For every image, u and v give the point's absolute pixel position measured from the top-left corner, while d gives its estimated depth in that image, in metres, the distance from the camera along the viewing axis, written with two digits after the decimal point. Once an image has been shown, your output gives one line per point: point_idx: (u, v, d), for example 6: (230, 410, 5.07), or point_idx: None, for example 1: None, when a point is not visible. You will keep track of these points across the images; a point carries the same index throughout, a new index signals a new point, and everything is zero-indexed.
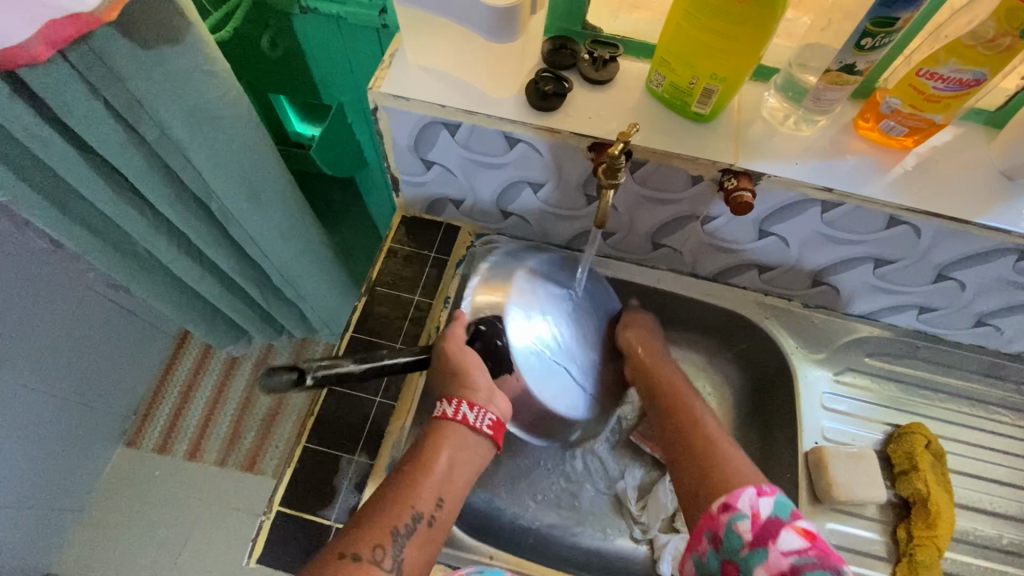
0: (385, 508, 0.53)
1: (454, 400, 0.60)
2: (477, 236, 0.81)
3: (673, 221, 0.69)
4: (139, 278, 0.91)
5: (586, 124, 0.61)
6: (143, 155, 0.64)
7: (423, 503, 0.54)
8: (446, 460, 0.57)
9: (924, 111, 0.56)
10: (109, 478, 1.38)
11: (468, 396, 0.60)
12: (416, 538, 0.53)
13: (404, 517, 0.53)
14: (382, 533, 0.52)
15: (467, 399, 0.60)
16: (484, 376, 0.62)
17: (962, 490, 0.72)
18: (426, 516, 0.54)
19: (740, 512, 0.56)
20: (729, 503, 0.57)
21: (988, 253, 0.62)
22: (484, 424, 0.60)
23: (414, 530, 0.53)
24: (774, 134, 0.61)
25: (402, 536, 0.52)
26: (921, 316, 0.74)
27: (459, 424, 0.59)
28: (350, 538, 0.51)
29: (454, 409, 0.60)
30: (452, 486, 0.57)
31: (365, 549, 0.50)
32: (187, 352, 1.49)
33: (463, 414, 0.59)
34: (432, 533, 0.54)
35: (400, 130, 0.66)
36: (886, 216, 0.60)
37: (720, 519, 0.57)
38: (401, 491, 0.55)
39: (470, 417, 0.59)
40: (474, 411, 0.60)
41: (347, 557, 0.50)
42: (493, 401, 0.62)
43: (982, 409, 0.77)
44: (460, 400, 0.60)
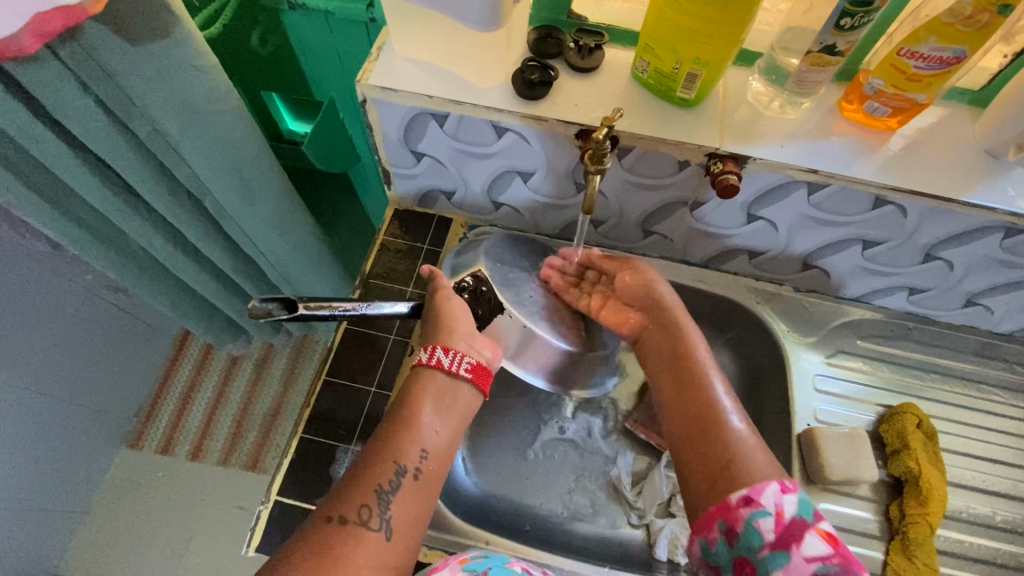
0: (370, 469, 0.53)
1: (430, 347, 0.60)
2: (469, 228, 0.81)
3: (662, 207, 0.70)
4: (136, 277, 0.92)
5: (573, 111, 0.61)
6: (136, 152, 0.64)
7: (407, 455, 0.54)
8: (429, 412, 0.57)
9: (906, 90, 0.57)
10: (112, 480, 1.38)
11: (444, 342, 0.60)
12: (404, 491, 0.52)
13: (388, 471, 0.53)
14: (367, 492, 0.51)
15: (442, 345, 0.60)
16: (462, 318, 0.63)
17: (955, 468, 0.73)
18: (412, 469, 0.54)
19: (762, 508, 0.50)
20: (751, 497, 0.51)
21: (974, 231, 0.62)
22: (462, 368, 0.60)
23: (400, 484, 0.53)
24: (760, 118, 0.62)
25: (387, 493, 0.52)
26: (911, 297, 0.75)
27: (436, 369, 0.59)
28: (335, 500, 0.51)
29: (429, 355, 0.60)
30: (436, 440, 0.57)
31: (349, 510, 0.50)
32: (187, 353, 1.50)
33: (439, 359, 0.59)
34: (419, 486, 0.54)
35: (390, 122, 0.66)
36: (872, 197, 0.61)
37: (739, 513, 0.51)
38: (384, 447, 0.54)
39: (445, 362, 0.59)
40: (449, 355, 0.60)
41: (333, 520, 0.49)
42: (474, 345, 0.62)
43: (974, 388, 0.77)
44: (436, 346, 0.60)
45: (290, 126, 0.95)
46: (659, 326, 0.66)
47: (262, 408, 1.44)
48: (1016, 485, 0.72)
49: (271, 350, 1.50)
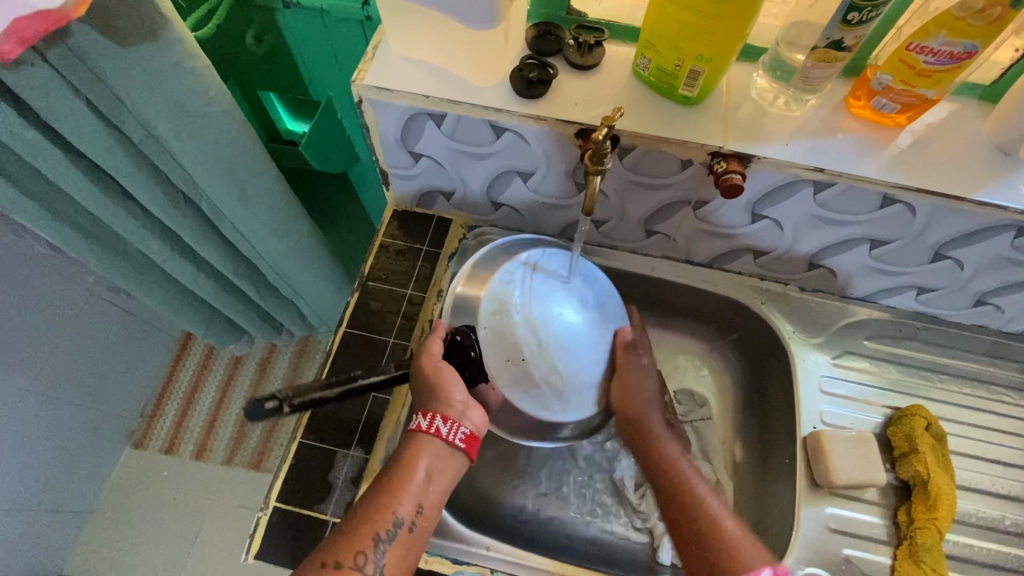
0: (363, 519, 0.54)
1: (430, 413, 0.60)
2: (469, 228, 0.80)
3: (664, 207, 0.69)
4: (136, 279, 0.91)
5: (572, 110, 0.60)
6: (129, 155, 0.64)
7: (403, 511, 0.55)
8: (423, 470, 0.58)
9: (915, 86, 0.55)
10: (117, 480, 1.39)
11: (444, 409, 0.60)
12: (398, 542, 0.54)
13: (383, 524, 0.54)
14: (363, 540, 0.53)
15: (441, 413, 0.59)
16: (460, 391, 0.61)
17: (964, 471, 0.71)
18: (406, 524, 0.55)
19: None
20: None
21: (985, 230, 0.61)
22: (457, 438, 0.60)
23: (395, 535, 0.55)
24: (764, 115, 0.60)
25: (383, 542, 0.54)
26: (919, 297, 0.73)
27: (435, 437, 0.59)
28: (331, 545, 0.53)
29: (427, 423, 0.59)
30: (431, 493, 0.57)
31: (346, 557, 0.52)
32: (190, 353, 1.50)
33: (438, 428, 0.59)
34: (413, 538, 0.55)
35: (386, 122, 0.65)
36: (880, 195, 0.59)
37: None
38: (379, 501, 0.56)
39: (443, 431, 0.59)
40: (447, 426, 0.59)
41: (329, 565, 0.52)
42: (469, 414, 0.61)
43: (984, 389, 0.76)
44: (435, 414, 0.59)
45: (289, 126, 0.94)
46: (630, 395, 0.70)
47: None
48: None
49: (273, 350, 1.49)
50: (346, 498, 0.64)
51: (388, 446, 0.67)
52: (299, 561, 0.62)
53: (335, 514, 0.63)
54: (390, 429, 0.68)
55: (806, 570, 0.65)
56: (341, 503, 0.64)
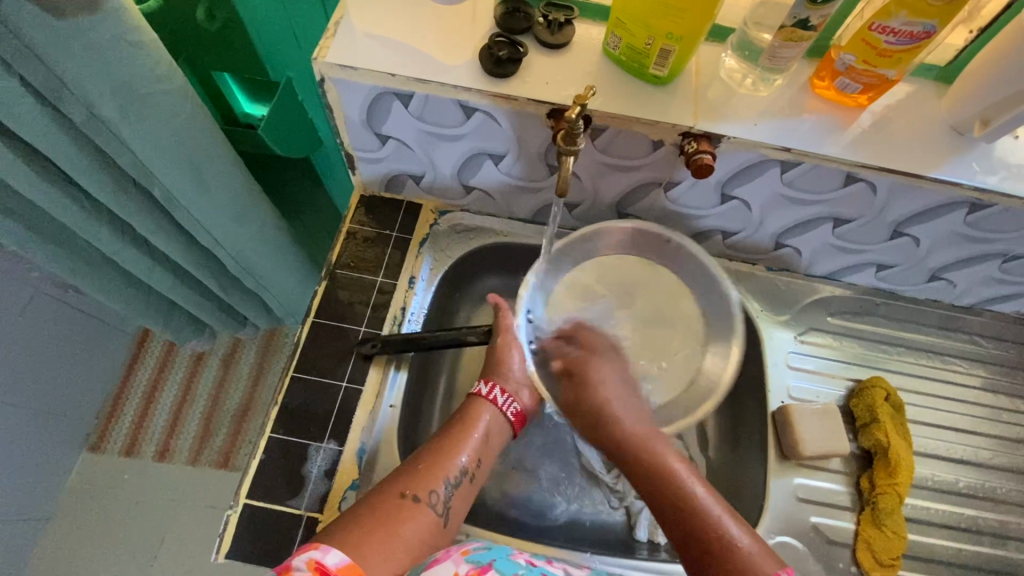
0: (435, 460, 0.59)
1: (490, 382, 0.67)
2: (440, 213, 0.79)
3: (636, 188, 0.69)
4: (84, 271, 0.86)
5: (544, 90, 0.59)
6: (70, 136, 0.59)
7: (467, 461, 0.61)
8: (484, 430, 0.64)
9: (877, 66, 0.56)
10: (74, 485, 1.32)
11: (502, 382, 0.67)
12: (462, 488, 0.60)
13: (452, 470, 0.59)
14: (437, 478, 0.58)
15: (501, 385, 0.67)
16: (519, 367, 0.69)
17: (921, 438, 0.75)
18: (469, 474, 0.61)
19: None
20: None
21: (940, 208, 0.63)
22: (509, 410, 0.67)
23: (460, 482, 0.60)
24: (732, 95, 0.61)
25: (451, 484, 0.59)
26: (878, 274, 0.76)
27: (491, 404, 0.66)
28: (407, 479, 0.57)
29: (488, 389, 0.66)
30: (487, 450, 0.64)
31: (422, 491, 0.56)
32: (148, 350, 1.43)
33: (495, 397, 0.66)
34: (471, 489, 0.61)
35: (350, 103, 0.63)
36: (843, 174, 0.61)
37: None
38: (444, 450, 0.60)
39: (500, 400, 0.66)
40: (504, 397, 0.66)
41: (407, 497, 0.55)
42: (522, 387, 0.69)
43: (939, 360, 0.79)
44: (495, 384, 0.67)
45: (247, 109, 0.87)
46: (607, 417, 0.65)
47: (231, 406, 1.39)
48: (976, 452, 0.75)
49: (238, 345, 1.44)
50: (320, 491, 0.62)
51: (362, 437, 0.66)
52: (272, 558, 0.60)
53: (309, 508, 0.62)
54: (364, 420, 0.66)
55: (777, 538, 0.67)
56: (315, 498, 0.62)
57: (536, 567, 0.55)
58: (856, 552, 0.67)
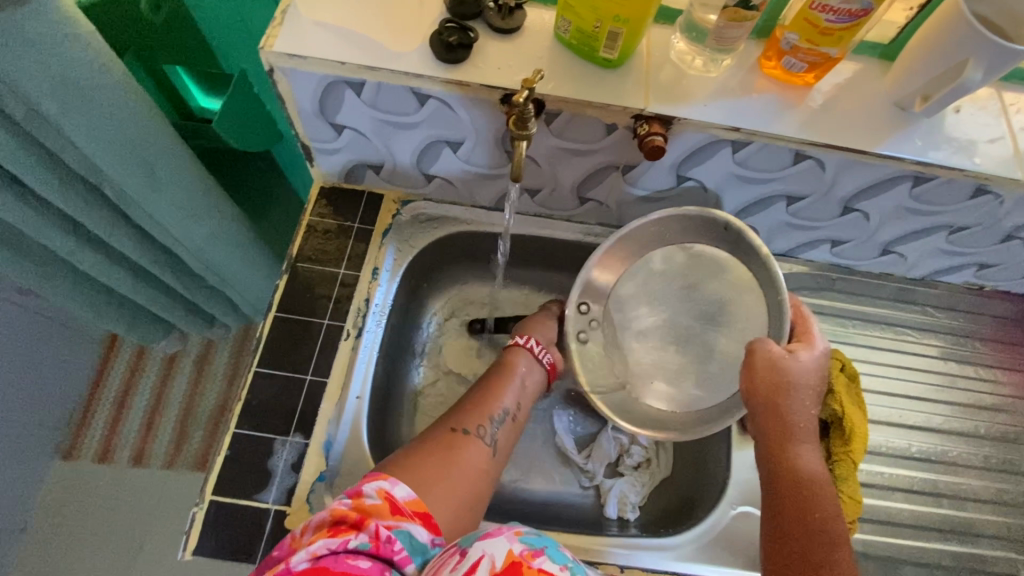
0: (481, 401, 0.66)
1: (524, 334, 0.73)
2: (403, 203, 0.78)
3: (594, 172, 0.69)
4: (39, 275, 0.84)
5: (496, 75, 0.59)
6: (11, 135, 0.58)
7: (508, 403, 0.67)
8: (523, 372, 0.70)
9: (819, 44, 0.57)
10: (45, 495, 1.29)
11: (537, 335, 0.73)
12: (506, 424, 0.65)
13: (496, 409, 0.65)
14: (483, 415, 0.64)
15: (536, 337, 0.73)
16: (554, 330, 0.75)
17: (877, 407, 0.78)
18: (511, 413, 0.67)
19: None
20: None
21: (886, 182, 0.65)
22: (544, 359, 0.72)
23: (504, 420, 0.65)
24: (683, 76, 0.62)
25: (496, 420, 0.65)
26: (833, 250, 0.79)
27: (527, 352, 0.71)
28: (456, 419, 0.63)
29: (523, 339, 0.72)
30: (525, 393, 0.69)
31: (471, 427, 0.63)
32: (118, 354, 1.41)
33: (531, 346, 0.72)
34: (515, 426, 0.67)
35: (303, 93, 0.62)
36: (793, 151, 0.62)
37: None
38: (488, 393, 0.67)
39: (535, 348, 0.72)
40: (539, 345, 0.72)
41: (458, 433, 0.62)
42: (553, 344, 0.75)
43: (894, 331, 0.82)
44: (533, 337, 0.73)
45: (203, 103, 0.84)
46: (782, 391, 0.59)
47: (206, 407, 1.37)
48: (930, 418, 0.78)
49: (210, 346, 1.41)
50: (287, 484, 0.62)
51: (329, 429, 0.66)
52: (241, 552, 0.60)
53: (277, 501, 0.62)
54: (330, 412, 0.66)
55: (739, 508, 0.69)
56: (282, 491, 0.62)
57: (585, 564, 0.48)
58: None
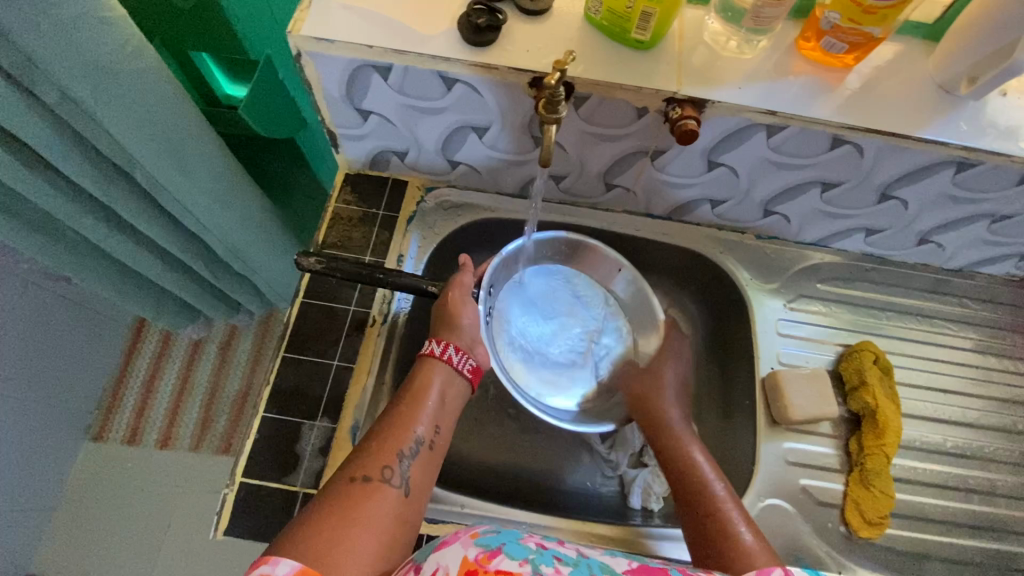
0: (386, 436, 0.56)
1: (443, 341, 0.64)
2: (426, 190, 0.78)
3: (622, 158, 0.68)
4: (71, 259, 0.85)
5: (525, 58, 0.58)
6: (46, 121, 0.58)
7: (422, 430, 0.57)
8: (437, 393, 0.60)
9: (862, 24, 0.55)
10: (78, 474, 1.33)
11: (456, 340, 0.64)
12: (420, 458, 0.56)
13: (407, 441, 0.56)
14: (389, 453, 0.54)
15: (454, 344, 0.64)
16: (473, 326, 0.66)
17: (910, 401, 0.76)
18: (425, 443, 0.57)
19: None
20: None
21: (927, 169, 0.63)
22: (466, 367, 0.64)
23: (417, 452, 0.56)
24: (716, 58, 0.60)
25: (407, 456, 0.55)
26: (867, 239, 0.76)
27: (446, 363, 0.62)
28: (357, 463, 0.53)
29: (441, 349, 0.63)
30: (445, 414, 0.60)
31: (373, 470, 0.52)
32: (146, 339, 1.44)
33: (449, 356, 0.63)
34: (433, 457, 0.57)
35: (330, 77, 0.61)
36: (830, 136, 0.60)
37: None
38: (398, 424, 0.57)
39: (455, 358, 0.63)
40: (459, 354, 0.64)
41: (359, 480, 0.52)
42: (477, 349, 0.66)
43: (929, 323, 0.80)
44: (448, 343, 0.64)
45: (227, 90, 0.84)
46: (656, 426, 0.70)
47: (230, 392, 1.39)
48: (964, 412, 0.76)
49: (234, 332, 1.44)
50: (315, 468, 0.63)
51: (355, 415, 0.66)
52: (270, 532, 0.61)
53: (305, 485, 0.63)
54: (356, 398, 0.67)
55: (766, 501, 0.68)
56: (310, 474, 0.63)
57: (548, 551, 0.48)
58: (844, 513, 0.68)
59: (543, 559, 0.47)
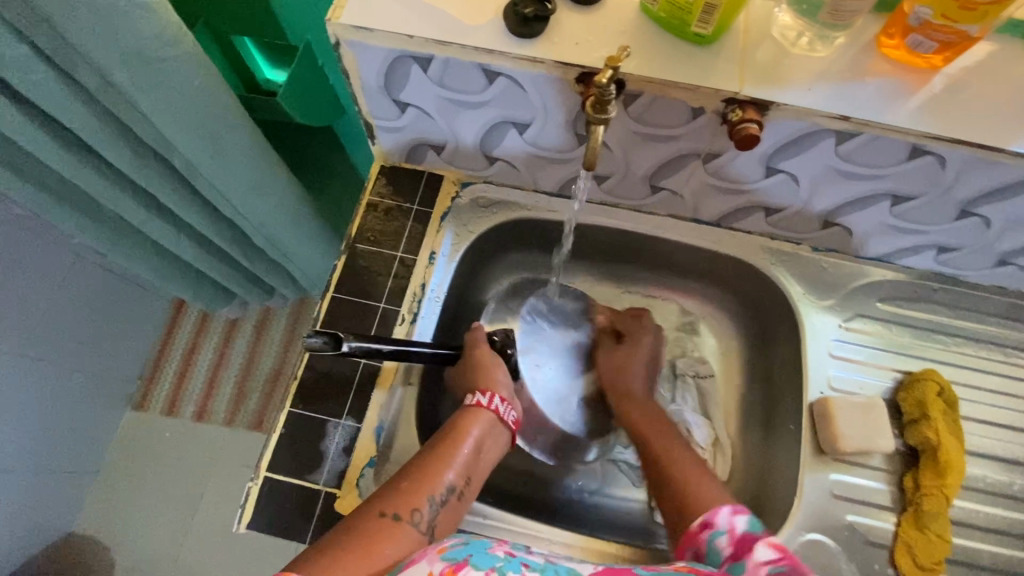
0: (422, 474, 0.55)
1: (489, 392, 0.64)
2: (462, 185, 0.76)
3: (671, 160, 0.64)
4: (113, 240, 0.87)
5: (573, 51, 0.54)
6: (88, 107, 0.58)
7: (455, 477, 0.56)
8: (475, 441, 0.60)
9: (957, 21, 0.48)
10: (118, 442, 1.39)
11: (499, 391, 0.65)
12: (449, 506, 0.55)
13: (439, 487, 0.55)
14: (421, 497, 0.53)
15: (500, 394, 0.64)
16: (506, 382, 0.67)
17: (975, 437, 0.69)
18: (456, 490, 0.56)
19: (717, 529, 0.56)
20: (707, 521, 0.57)
21: (1018, 185, 0.56)
22: (509, 418, 0.65)
23: (446, 500, 0.55)
24: (785, 55, 0.55)
25: (437, 502, 0.54)
26: (938, 257, 0.70)
27: (491, 412, 0.62)
28: (387, 497, 0.52)
29: (488, 400, 0.63)
30: (478, 467, 0.60)
31: (404, 510, 0.51)
32: (185, 316, 1.47)
33: (496, 406, 0.63)
34: (459, 507, 0.56)
35: (368, 67, 0.59)
36: (908, 146, 0.54)
37: (700, 537, 0.57)
38: (435, 464, 0.56)
39: (501, 409, 0.63)
40: (504, 405, 0.64)
41: (388, 516, 0.51)
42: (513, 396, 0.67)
43: (1000, 353, 0.73)
44: (494, 393, 0.64)
45: (267, 75, 0.83)
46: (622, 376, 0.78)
47: (263, 371, 1.42)
48: None
49: (268, 314, 1.46)
50: (338, 467, 0.62)
51: (380, 415, 0.65)
52: (292, 529, 0.61)
53: (328, 483, 0.62)
54: (383, 397, 0.66)
55: (807, 536, 0.63)
56: (333, 473, 0.62)
57: (516, 558, 0.47)
58: (894, 554, 0.63)
59: (510, 566, 0.46)
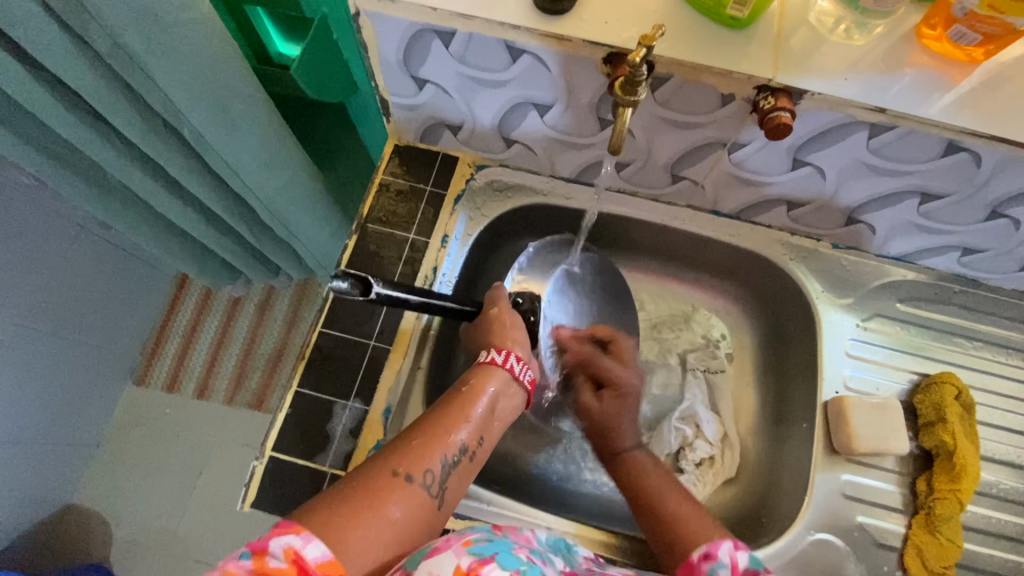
0: (432, 432, 0.51)
1: (504, 350, 0.59)
2: (477, 167, 0.74)
3: (694, 150, 0.62)
4: (119, 211, 0.85)
5: (601, 30, 0.52)
6: (97, 72, 0.56)
7: (468, 437, 0.52)
8: (490, 401, 0.56)
9: (1003, 13, 0.45)
10: (120, 417, 1.38)
11: (516, 349, 0.61)
12: (460, 468, 0.51)
13: (451, 447, 0.51)
14: (434, 457, 0.49)
15: (516, 353, 0.60)
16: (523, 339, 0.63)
17: (989, 442, 0.68)
18: (468, 452, 0.52)
19: (719, 561, 0.45)
20: (709, 551, 0.46)
21: None
22: (525, 378, 0.60)
23: (458, 461, 0.51)
24: (822, 43, 0.53)
25: (450, 464, 0.50)
26: (962, 258, 0.68)
27: (508, 372, 0.58)
28: (397, 455, 0.48)
29: (502, 358, 0.59)
30: (492, 426, 0.56)
31: (415, 470, 0.47)
32: (188, 292, 1.46)
33: (511, 365, 0.58)
34: (471, 468, 0.52)
35: (387, 41, 0.57)
36: (943, 142, 0.53)
37: (699, 568, 0.46)
38: (445, 423, 0.52)
39: (518, 368, 0.59)
40: (520, 364, 0.60)
41: (398, 475, 0.47)
42: (530, 356, 0.62)
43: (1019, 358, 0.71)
44: (509, 352, 0.60)
45: (280, 48, 0.80)
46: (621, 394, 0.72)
47: (265, 350, 1.41)
48: None
49: (272, 293, 1.44)
50: (345, 450, 0.61)
51: (389, 398, 0.64)
52: (296, 511, 0.60)
53: (334, 465, 0.61)
54: (391, 380, 0.65)
55: (816, 535, 0.63)
56: (339, 455, 0.61)
57: (539, 565, 0.44)
58: (904, 557, 0.62)
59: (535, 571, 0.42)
